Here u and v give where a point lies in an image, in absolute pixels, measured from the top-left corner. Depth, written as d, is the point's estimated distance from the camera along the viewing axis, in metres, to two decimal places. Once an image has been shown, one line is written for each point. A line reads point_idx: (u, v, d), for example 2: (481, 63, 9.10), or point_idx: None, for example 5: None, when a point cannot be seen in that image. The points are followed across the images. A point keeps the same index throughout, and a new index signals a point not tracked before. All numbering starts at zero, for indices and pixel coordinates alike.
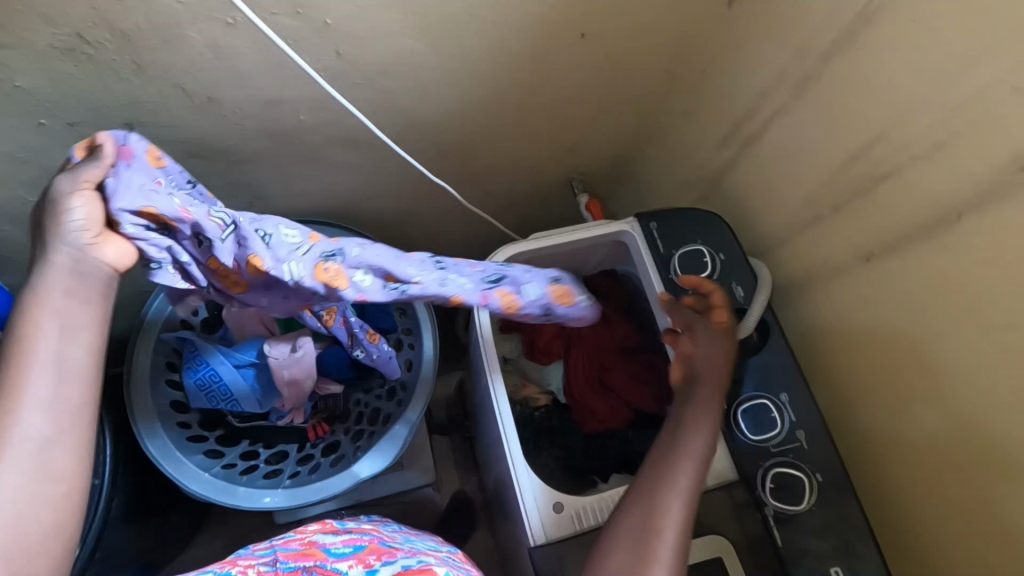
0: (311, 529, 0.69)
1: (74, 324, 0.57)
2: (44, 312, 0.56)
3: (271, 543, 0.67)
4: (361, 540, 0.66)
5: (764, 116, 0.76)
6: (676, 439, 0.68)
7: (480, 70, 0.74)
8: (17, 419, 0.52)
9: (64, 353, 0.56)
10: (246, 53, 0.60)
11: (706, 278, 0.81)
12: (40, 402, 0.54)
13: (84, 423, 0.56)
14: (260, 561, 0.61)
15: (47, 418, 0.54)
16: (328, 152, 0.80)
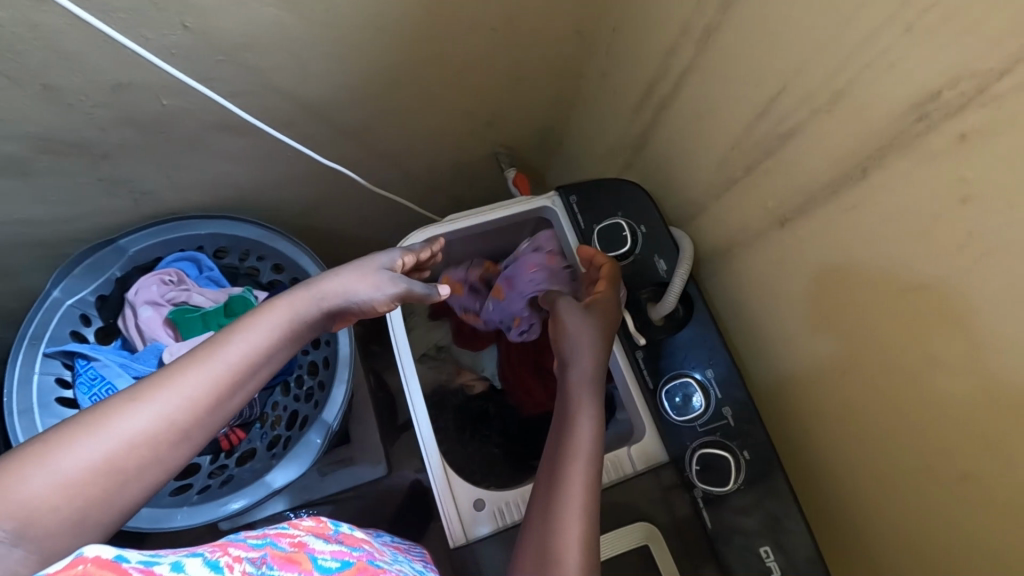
0: (305, 527, 0.56)
1: (277, 354, 0.55)
2: (267, 330, 0.54)
3: (261, 533, 0.53)
4: (349, 554, 0.53)
5: (673, 75, 0.71)
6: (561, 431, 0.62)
7: (360, 40, 0.68)
8: (163, 395, 0.47)
9: (260, 369, 0.53)
10: (72, 32, 0.54)
11: (627, 253, 0.77)
12: (216, 395, 0.50)
13: (206, 429, 0.49)
14: (247, 555, 0.46)
15: (205, 406, 0.49)
16: (206, 137, 0.73)
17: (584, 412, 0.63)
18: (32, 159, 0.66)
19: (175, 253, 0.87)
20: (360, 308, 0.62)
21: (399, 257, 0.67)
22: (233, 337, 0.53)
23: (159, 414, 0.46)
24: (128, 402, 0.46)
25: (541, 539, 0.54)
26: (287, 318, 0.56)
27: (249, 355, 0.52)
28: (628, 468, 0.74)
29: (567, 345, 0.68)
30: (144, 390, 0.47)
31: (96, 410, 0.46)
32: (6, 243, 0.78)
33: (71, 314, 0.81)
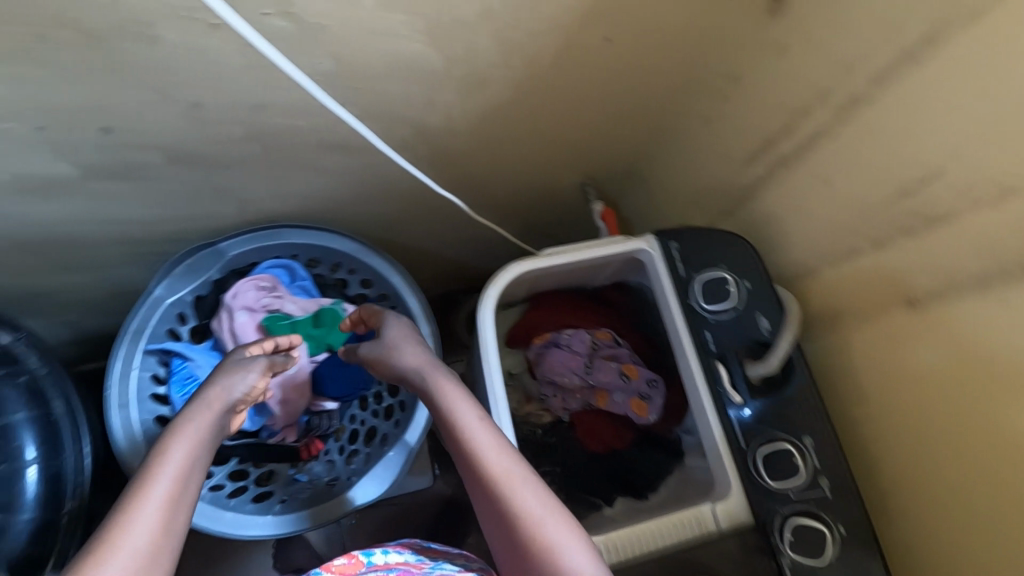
0: (337, 568, 0.61)
1: (202, 456, 0.58)
2: (184, 442, 0.56)
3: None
4: None
5: (800, 137, 0.69)
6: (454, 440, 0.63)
7: (491, 78, 0.68)
8: (126, 525, 0.49)
9: (194, 471, 0.56)
10: (235, 57, 0.54)
11: (728, 308, 0.76)
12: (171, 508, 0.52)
13: (179, 535, 0.52)
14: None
15: (164, 522, 0.51)
16: (321, 157, 0.74)
17: (443, 391, 0.67)
18: (159, 167, 0.67)
19: (270, 259, 0.88)
20: (246, 398, 0.65)
21: (246, 348, 0.71)
22: (156, 461, 0.54)
23: (126, 551, 0.48)
24: (90, 557, 0.47)
25: (506, 535, 0.58)
26: (200, 423, 0.59)
27: (181, 461, 0.55)
28: (711, 526, 0.73)
29: (381, 367, 0.73)
30: (103, 534, 0.48)
31: (76, 564, 0.47)
32: (114, 240, 0.79)
33: (172, 312, 0.83)
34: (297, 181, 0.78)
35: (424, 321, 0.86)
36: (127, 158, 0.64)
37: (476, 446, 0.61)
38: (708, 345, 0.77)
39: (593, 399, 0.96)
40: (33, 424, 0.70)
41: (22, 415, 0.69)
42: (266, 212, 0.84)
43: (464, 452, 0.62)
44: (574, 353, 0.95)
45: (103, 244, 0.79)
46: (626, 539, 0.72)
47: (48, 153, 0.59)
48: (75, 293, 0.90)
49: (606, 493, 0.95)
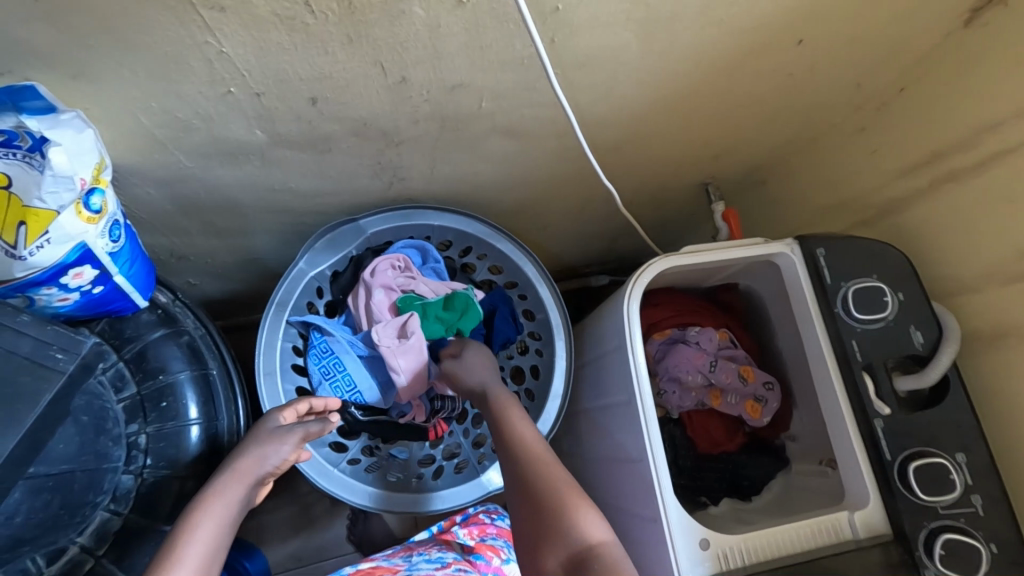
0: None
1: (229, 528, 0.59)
2: (211, 518, 0.57)
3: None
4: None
5: (977, 153, 0.69)
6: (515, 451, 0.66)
7: (675, 72, 0.68)
8: None
9: (220, 546, 0.57)
10: (462, 37, 0.55)
11: (882, 321, 0.76)
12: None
13: None
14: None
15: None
16: (487, 141, 0.75)
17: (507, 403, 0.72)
18: (342, 139, 0.68)
19: (404, 241, 0.89)
20: (275, 471, 0.65)
21: (281, 413, 0.69)
22: (185, 533, 0.55)
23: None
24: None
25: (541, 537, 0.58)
26: (226, 498, 0.60)
27: (210, 532, 0.56)
28: (847, 534, 0.74)
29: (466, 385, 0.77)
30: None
31: None
32: (265, 207, 0.80)
33: (311, 286, 0.84)
34: (455, 163, 0.79)
35: (556, 311, 0.87)
36: (318, 128, 0.65)
37: (526, 452, 0.65)
38: (854, 355, 0.76)
39: (708, 398, 0.97)
40: (195, 383, 0.71)
41: (185, 373, 0.70)
42: (413, 190, 0.85)
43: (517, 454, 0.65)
44: (700, 351, 0.95)
45: (254, 210, 0.80)
46: (765, 541, 0.72)
47: (253, 118, 0.60)
48: (208, 256, 0.92)
49: (712, 494, 0.96)
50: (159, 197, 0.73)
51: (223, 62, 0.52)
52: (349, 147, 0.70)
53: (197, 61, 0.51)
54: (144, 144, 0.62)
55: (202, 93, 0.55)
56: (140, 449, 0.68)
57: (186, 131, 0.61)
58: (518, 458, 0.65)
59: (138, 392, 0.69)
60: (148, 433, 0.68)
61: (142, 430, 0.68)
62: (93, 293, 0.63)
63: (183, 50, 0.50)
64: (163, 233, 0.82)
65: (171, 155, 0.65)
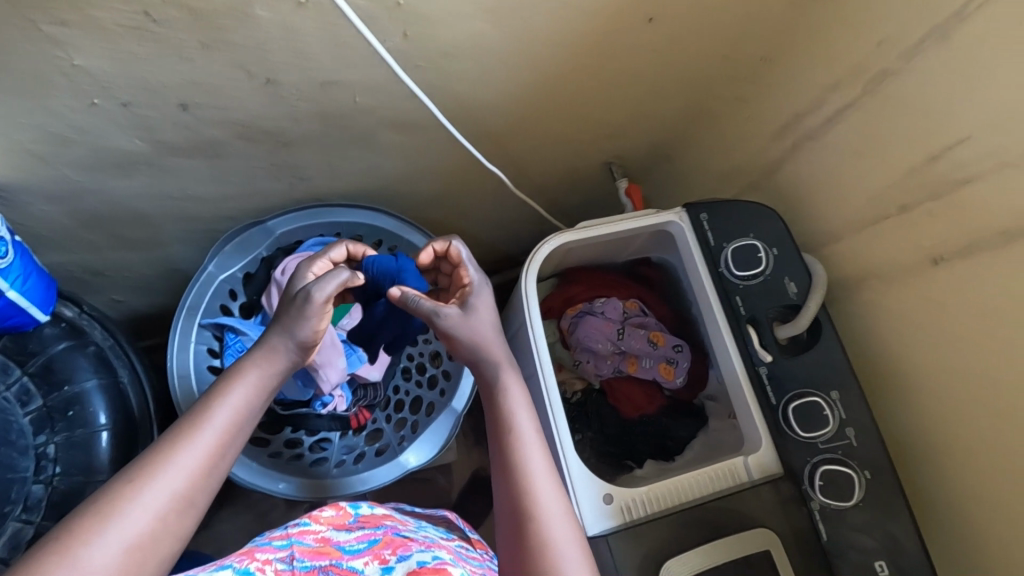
0: (326, 519, 0.65)
1: (260, 403, 0.58)
2: (243, 386, 0.57)
3: (288, 529, 0.64)
4: (377, 533, 0.65)
5: (828, 111, 0.74)
6: (502, 426, 0.65)
7: (545, 54, 0.71)
8: (155, 481, 0.49)
9: (240, 430, 0.56)
10: (315, 35, 0.57)
11: (759, 275, 0.81)
12: (214, 456, 0.53)
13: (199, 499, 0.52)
14: (276, 556, 0.59)
15: (207, 466, 0.52)
16: (376, 136, 0.77)
17: (514, 393, 0.67)
18: (227, 144, 0.70)
19: (314, 238, 0.91)
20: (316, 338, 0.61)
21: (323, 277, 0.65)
22: (212, 403, 0.55)
23: (163, 492, 0.49)
24: (129, 482, 0.49)
25: (515, 527, 0.60)
26: (258, 377, 0.58)
27: (238, 405, 0.55)
28: (744, 476, 0.78)
29: (463, 347, 0.69)
30: (151, 459, 0.51)
31: (103, 497, 0.48)
32: (170, 216, 0.82)
33: (223, 288, 0.86)
34: (350, 159, 0.81)
35: None
36: (199, 135, 0.67)
37: (522, 451, 0.64)
38: (738, 310, 0.81)
39: (625, 364, 1.02)
40: (104, 391, 0.72)
41: (93, 382, 0.72)
42: (318, 188, 0.87)
43: (515, 461, 0.63)
44: (607, 321, 1.00)
45: (160, 219, 0.82)
46: (666, 490, 0.77)
47: (129, 129, 0.63)
48: (127, 269, 0.93)
49: (637, 456, 1.01)
50: (58, 213, 0.75)
51: (80, 74, 0.54)
52: (236, 151, 0.72)
53: (54, 76, 0.53)
54: (27, 161, 0.64)
55: (70, 107, 0.58)
56: (49, 459, 0.69)
57: (65, 145, 0.63)
58: (520, 477, 0.62)
59: (45, 405, 0.70)
60: (56, 443, 0.70)
61: (50, 440, 0.70)
62: None
63: (37, 66, 0.52)
64: (74, 249, 0.84)
65: (58, 170, 0.67)
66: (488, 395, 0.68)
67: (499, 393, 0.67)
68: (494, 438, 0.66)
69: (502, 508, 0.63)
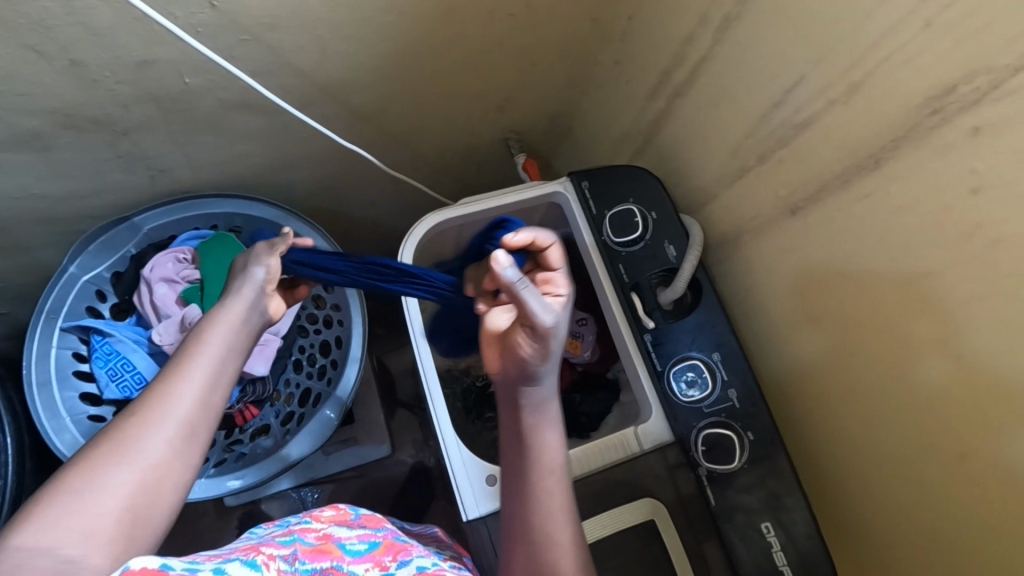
0: (327, 517, 0.59)
1: (247, 336, 0.62)
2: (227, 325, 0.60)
3: (289, 529, 0.58)
4: (375, 534, 0.58)
5: (690, 65, 0.71)
6: (528, 455, 0.60)
7: (386, 23, 0.68)
8: (154, 417, 0.53)
9: (228, 362, 0.59)
10: (104, 9, 0.54)
11: (639, 239, 0.79)
12: (206, 386, 0.57)
13: (203, 429, 0.56)
14: (280, 553, 0.51)
15: (203, 395, 0.56)
16: (225, 118, 0.74)
17: (549, 422, 0.61)
18: (53, 136, 0.66)
19: (188, 232, 0.87)
20: (272, 279, 0.65)
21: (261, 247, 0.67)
22: (200, 340, 0.59)
23: (167, 420, 0.53)
24: (132, 419, 0.53)
25: (529, 558, 0.58)
26: (235, 307, 0.61)
27: (226, 340, 0.59)
28: (635, 447, 0.75)
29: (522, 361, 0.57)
30: (151, 399, 0.55)
31: (108, 437, 0.52)
32: (22, 218, 0.78)
33: (89, 288, 0.82)
34: (208, 146, 0.78)
35: None
36: (14, 125, 0.63)
37: (543, 482, 0.59)
38: (622, 276, 0.79)
39: None
40: None
41: None
42: (184, 179, 0.83)
43: (536, 496, 0.59)
44: None
45: (12, 223, 0.78)
46: None
47: None
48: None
49: None
50: None
51: None
52: (67, 142, 0.68)
53: None
54: None
55: None
56: None
57: None
58: (538, 514, 0.58)
59: None
60: None
61: None
62: None
63: None
64: None
65: None
66: (523, 421, 0.60)
67: (531, 424, 0.60)
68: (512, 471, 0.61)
69: (518, 541, 0.59)
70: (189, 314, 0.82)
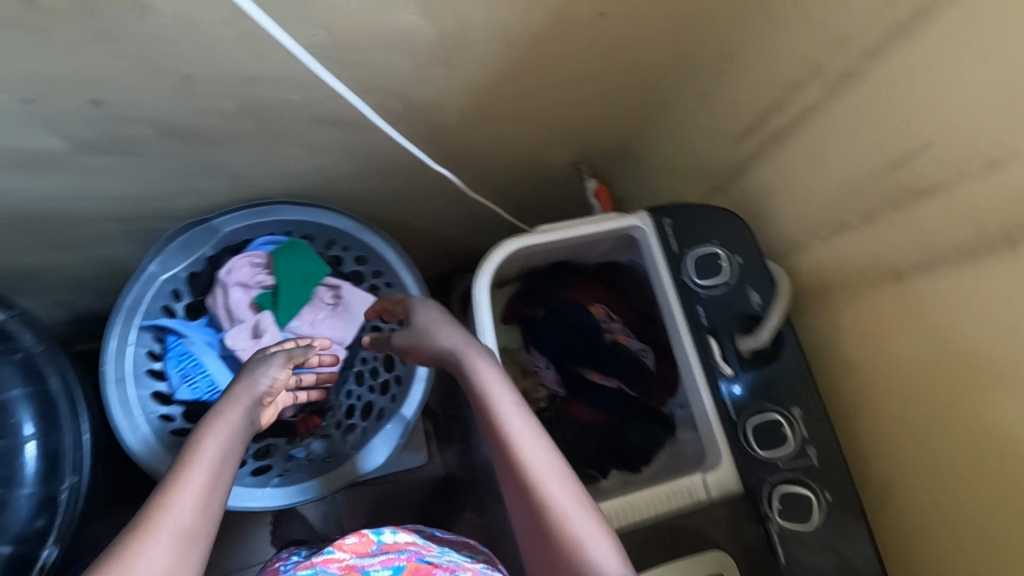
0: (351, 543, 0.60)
1: (240, 442, 0.58)
2: (219, 433, 0.57)
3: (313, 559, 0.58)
4: (399, 559, 0.57)
5: (794, 112, 0.69)
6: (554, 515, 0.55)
7: (488, 51, 0.67)
8: (151, 526, 0.47)
9: (234, 452, 0.57)
10: (224, 29, 0.54)
11: (722, 284, 0.77)
12: (208, 489, 0.52)
13: (205, 536, 0.49)
14: None
15: (205, 501, 0.51)
16: (316, 134, 0.73)
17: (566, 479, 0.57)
18: (150, 142, 0.66)
19: (263, 237, 0.87)
20: (271, 390, 0.66)
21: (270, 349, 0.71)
22: (196, 447, 0.55)
23: (165, 525, 0.48)
24: (126, 531, 0.47)
25: None
26: (234, 416, 0.59)
27: (220, 446, 0.56)
28: (702, 495, 0.74)
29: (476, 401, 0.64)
30: (146, 507, 0.49)
31: (107, 550, 0.46)
32: (104, 217, 0.78)
33: (166, 288, 0.83)
34: (294, 158, 0.78)
35: (419, 297, 0.88)
36: (118, 132, 0.63)
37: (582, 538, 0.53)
38: (699, 318, 0.78)
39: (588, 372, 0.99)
40: (32, 400, 0.70)
41: (20, 391, 0.70)
42: (264, 187, 0.83)
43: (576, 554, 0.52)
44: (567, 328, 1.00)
45: (94, 220, 0.78)
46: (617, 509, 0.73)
47: (41, 126, 0.59)
48: (67, 273, 0.88)
49: (600, 465, 0.96)
50: None
51: None
52: (161, 149, 0.68)
53: None
54: None
55: None
56: None
57: None
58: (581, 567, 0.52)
59: None
60: None
61: None
62: None
63: None
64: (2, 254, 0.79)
65: None
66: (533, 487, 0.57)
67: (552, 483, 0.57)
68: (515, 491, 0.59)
69: None
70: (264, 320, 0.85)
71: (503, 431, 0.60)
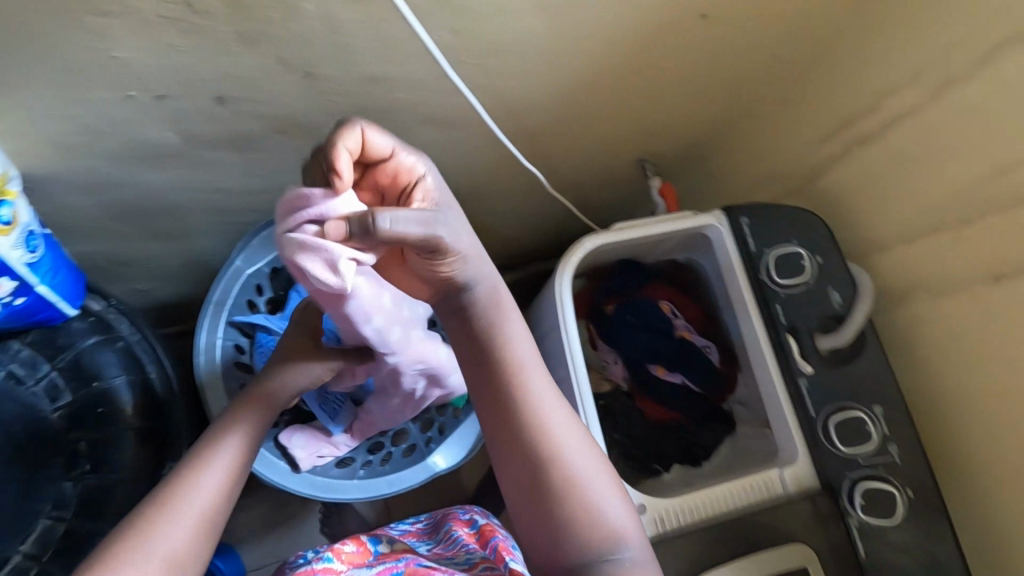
0: (347, 556, 0.60)
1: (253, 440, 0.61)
2: (240, 429, 0.61)
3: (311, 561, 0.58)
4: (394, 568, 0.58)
5: (887, 117, 0.71)
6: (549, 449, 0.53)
7: (590, 53, 0.68)
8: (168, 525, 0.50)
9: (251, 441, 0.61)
10: (362, 30, 0.55)
11: (802, 284, 0.79)
12: (220, 481, 0.55)
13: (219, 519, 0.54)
14: None
15: (216, 493, 0.54)
16: (413, 132, 0.75)
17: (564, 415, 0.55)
18: (261, 138, 0.68)
19: None
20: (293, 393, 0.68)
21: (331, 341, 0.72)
22: (213, 446, 0.58)
23: (194, 510, 0.52)
24: (156, 509, 0.51)
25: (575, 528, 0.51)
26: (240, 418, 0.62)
27: (232, 447, 0.59)
28: (780, 489, 0.76)
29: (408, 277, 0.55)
30: (166, 496, 0.52)
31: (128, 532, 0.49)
32: (199, 210, 0.79)
33: (251, 283, 0.84)
34: None
35: None
36: (235, 128, 0.65)
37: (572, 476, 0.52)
38: (778, 317, 0.79)
39: (655, 368, 1.01)
40: (132, 388, 0.72)
41: (122, 378, 0.71)
42: None
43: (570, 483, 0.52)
44: (634, 325, 1.02)
45: (190, 213, 0.79)
46: (700, 503, 0.75)
47: (165, 120, 0.60)
48: (148, 265, 0.89)
49: (665, 459, 0.97)
50: (82, 208, 0.72)
51: (118, 66, 0.52)
52: (268, 145, 0.69)
53: (90, 66, 0.51)
54: (55, 152, 0.62)
55: (102, 98, 0.55)
56: (81, 455, 0.70)
57: (95, 138, 0.61)
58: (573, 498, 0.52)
59: (75, 400, 0.70)
60: (88, 440, 0.70)
61: (82, 437, 0.70)
62: (16, 305, 0.64)
63: (75, 55, 0.50)
64: (95, 244, 0.80)
65: (85, 161, 0.64)
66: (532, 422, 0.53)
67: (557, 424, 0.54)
68: (509, 416, 0.54)
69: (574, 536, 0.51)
70: (403, 159, 0.50)
71: (513, 364, 0.54)
